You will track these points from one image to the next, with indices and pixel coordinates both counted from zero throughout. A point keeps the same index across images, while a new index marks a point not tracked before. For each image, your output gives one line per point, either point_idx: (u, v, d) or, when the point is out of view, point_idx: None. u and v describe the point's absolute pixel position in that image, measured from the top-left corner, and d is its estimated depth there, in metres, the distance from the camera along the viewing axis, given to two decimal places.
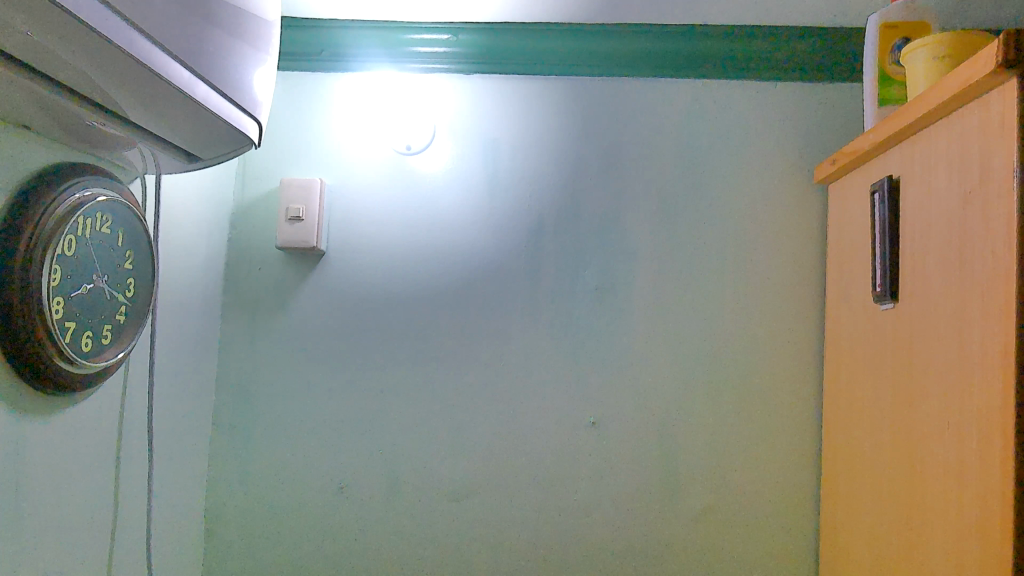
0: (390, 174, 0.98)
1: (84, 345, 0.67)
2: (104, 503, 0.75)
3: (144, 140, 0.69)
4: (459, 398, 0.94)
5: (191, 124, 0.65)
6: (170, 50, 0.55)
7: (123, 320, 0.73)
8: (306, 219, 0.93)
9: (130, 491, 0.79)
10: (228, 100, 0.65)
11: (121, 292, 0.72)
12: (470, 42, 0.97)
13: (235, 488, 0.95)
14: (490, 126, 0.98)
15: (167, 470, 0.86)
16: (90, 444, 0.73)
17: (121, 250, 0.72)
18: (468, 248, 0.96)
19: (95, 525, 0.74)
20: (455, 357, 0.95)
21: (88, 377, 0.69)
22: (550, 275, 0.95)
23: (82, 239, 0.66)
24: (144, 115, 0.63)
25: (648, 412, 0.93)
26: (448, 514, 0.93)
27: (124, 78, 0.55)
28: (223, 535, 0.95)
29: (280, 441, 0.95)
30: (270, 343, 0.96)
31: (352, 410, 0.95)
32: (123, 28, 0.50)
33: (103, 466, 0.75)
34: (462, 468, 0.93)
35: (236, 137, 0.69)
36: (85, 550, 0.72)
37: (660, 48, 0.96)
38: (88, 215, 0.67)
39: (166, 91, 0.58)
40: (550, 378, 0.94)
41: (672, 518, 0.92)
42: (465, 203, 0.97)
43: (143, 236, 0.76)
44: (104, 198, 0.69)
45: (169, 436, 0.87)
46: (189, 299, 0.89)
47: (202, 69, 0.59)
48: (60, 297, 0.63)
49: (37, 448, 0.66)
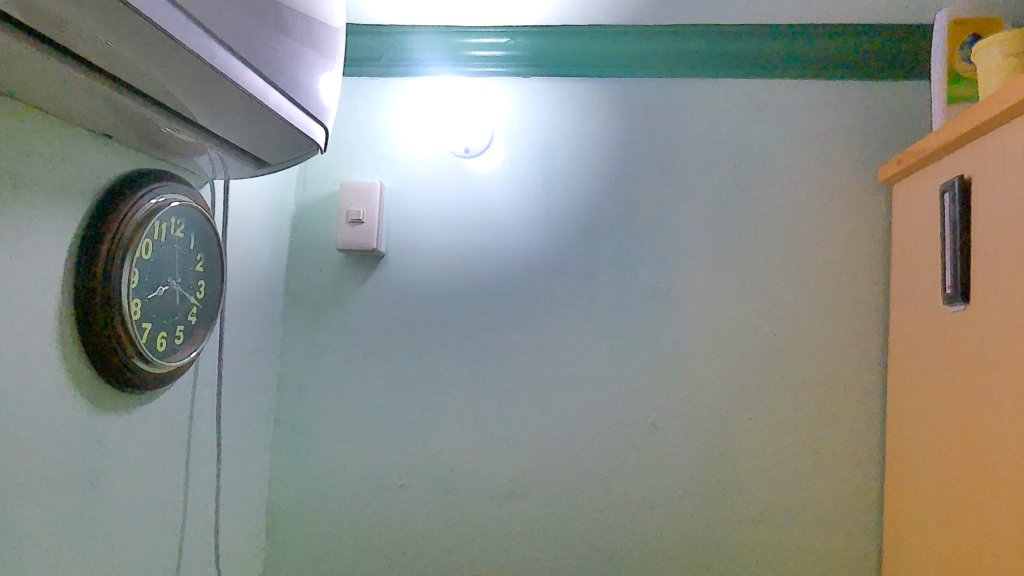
0: (446, 177, 0.99)
1: (160, 344, 0.69)
2: (175, 502, 0.78)
3: (216, 145, 0.71)
4: (515, 399, 0.95)
5: (261, 129, 0.67)
6: (246, 59, 0.57)
7: (194, 321, 0.75)
8: (366, 222, 0.95)
9: (199, 488, 0.82)
10: (297, 106, 0.66)
11: (192, 294, 0.75)
12: (526, 45, 0.98)
13: (295, 486, 0.97)
14: (544, 128, 0.99)
15: (231, 468, 0.89)
16: (163, 443, 0.75)
17: (193, 253, 0.75)
18: (527, 249, 0.97)
19: (165, 522, 0.76)
20: (511, 358, 0.96)
21: (164, 377, 0.72)
22: (605, 277, 0.96)
23: (158, 243, 0.69)
24: (218, 122, 0.65)
25: (704, 414, 0.93)
26: (503, 514, 0.94)
27: (203, 86, 0.57)
28: (284, 530, 0.97)
29: (339, 441, 0.97)
30: (330, 345, 0.98)
31: (409, 410, 0.97)
32: (205, 40, 0.52)
33: (174, 466, 0.77)
34: (517, 467, 0.94)
35: (303, 141, 0.71)
36: (158, 546, 0.75)
37: (717, 48, 0.96)
38: (164, 220, 0.69)
39: (241, 98, 0.60)
40: (607, 380, 0.94)
41: (728, 521, 0.91)
42: (521, 205, 0.98)
43: (213, 238, 0.78)
44: (179, 203, 0.72)
45: (235, 435, 0.89)
46: (252, 302, 0.92)
47: (273, 75, 0.61)
48: (139, 299, 0.66)
49: (115, 449, 0.68)
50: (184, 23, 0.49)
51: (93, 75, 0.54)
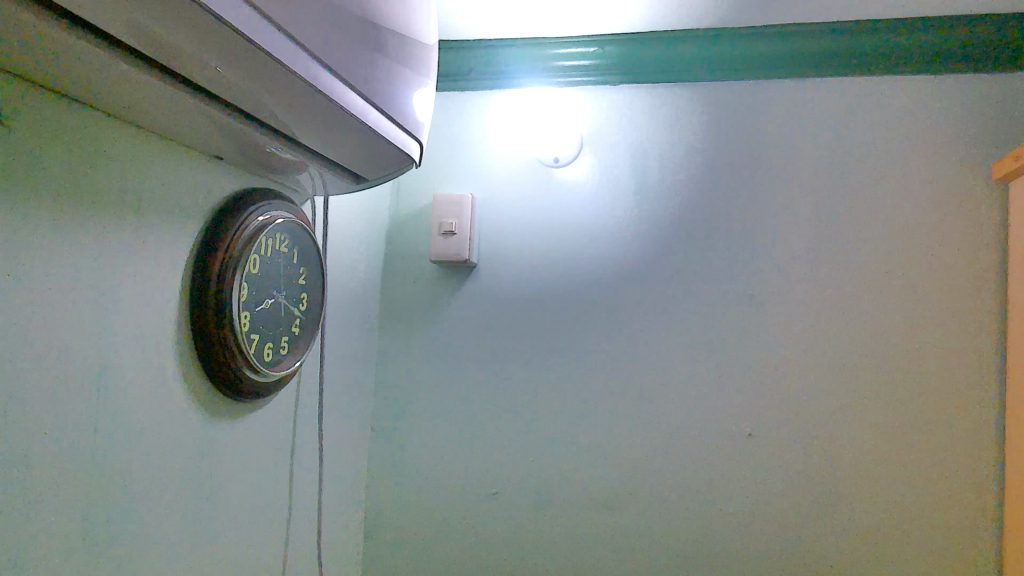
0: (536, 186, 1.00)
1: (266, 354, 0.72)
2: (279, 506, 0.81)
3: (317, 163, 0.74)
4: (607, 407, 0.95)
5: (359, 146, 0.70)
6: (348, 81, 0.59)
7: (297, 332, 0.79)
8: (458, 233, 0.96)
9: (302, 493, 0.85)
10: (393, 122, 0.68)
11: (295, 306, 0.78)
12: (615, 54, 0.99)
13: (390, 491, 1.00)
14: (634, 135, 0.98)
15: (332, 473, 0.92)
16: (269, 449, 0.79)
17: (295, 267, 0.78)
18: (618, 257, 0.97)
19: (270, 525, 0.79)
20: (602, 367, 0.95)
21: (270, 386, 0.75)
22: (698, 284, 0.94)
23: (264, 258, 0.72)
24: (319, 140, 0.68)
25: (805, 424, 0.90)
26: (597, 523, 0.93)
27: (309, 108, 0.59)
28: (381, 535, 1.00)
29: (433, 449, 0.99)
30: (424, 354, 1.01)
31: (501, 419, 0.98)
32: (314, 65, 0.54)
33: (279, 471, 0.81)
34: (610, 477, 0.94)
35: (398, 156, 0.73)
36: (265, 548, 0.78)
37: (811, 48, 0.94)
38: (270, 236, 0.73)
39: (343, 118, 0.62)
40: (702, 389, 0.93)
41: (831, 535, 0.88)
42: (611, 213, 0.97)
43: (313, 252, 0.81)
44: (283, 219, 0.75)
45: (335, 442, 0.92)
46: (350, 313, 0.95)
47: (372, 94, 0.63)
48: (247, 312, 0.69)
49: (226, 455, 0.72)
50: (299, 55, 0.51)
51: (211, 103, 0.57)
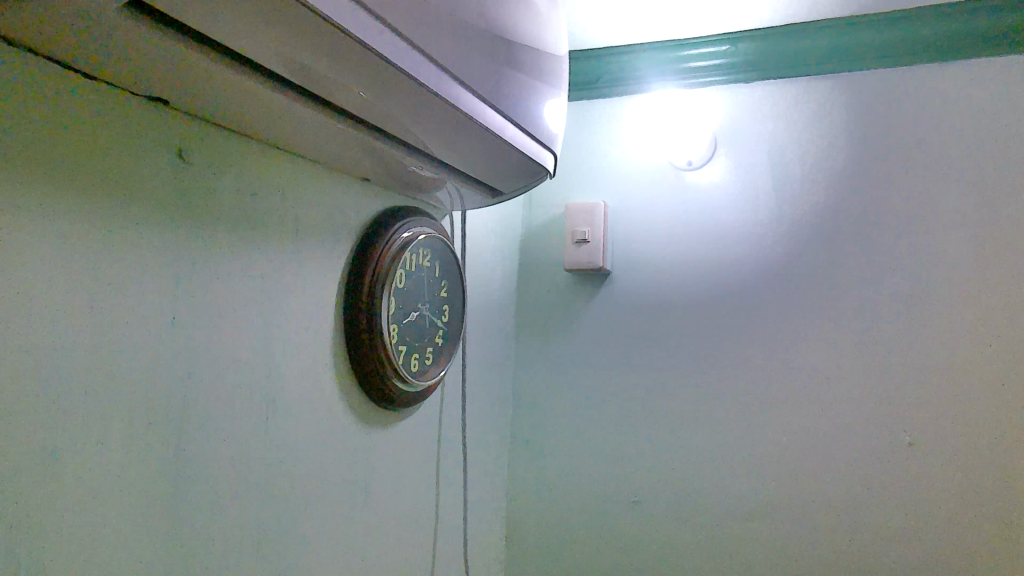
0: (669, 191, 1.00)
1: (414, 365, 0.76)
2: (428, 511, 0.84)
3: (456, 179, 0.76)
4: (748, 414, 0.93)
5: (496, 161, 0.72)
6: (486, 98, 0.61)
7: (440, 342, 0.82)
8: (592, 241, 0.98)
9: (448, 498, 0.89)
10: (528, 135, 0.70)
11: (438, 317, 0.81)
12: (748, 51, 0.97)
13: (530, 496, 1.05)
14: (772, 134, 0.96)
15: (476, 478, 0.96)
16: (418, 456, 0.82)
17: (438, 280, 0.81)
18: (759, 259, 0.94)
19: (420, 529, 0.83)
20: (742, 373, 0.94)
21: (418, 395, 0.79)
22: (845, 285, 0.90)
23: (410, 273, 0.76)
24: (458, 158, 0.70)
25: (973, 432, 0.83)
26: (740, 533, 0.92)
27: (449, 128, 0.62)
28: (522, 537, 1.05)
29: (570, 454, 1.03)
30: (559, 362, 1.05)
31: (637, 425, 0.99)
32: (453, 85, 0.56)
33: (426, 477, 0.84)
34: (754, 486, 0.92)
35: (533, 168, 0.74)
36: (416, 550, 0.82)
37: (967, 27, 0.87)
38: (414, 251, 0.76)
39: (482, 135, 0.64)
40: (852, 395, 0.88)
41: (1005, 554, 0.81)
42: (751, 214, 0.95)
43: (454, 265, 0.84)
44: (425, 235, 0.78)
45: (477, 448, 0.96)
46: (489, 323, 0.98)
47: (508, 110, 0.65)
48: (395, 324, 0.72)
49: (380, 461, 0.75)
50: (441, 79, 0.54)
51: (362, 129, 0.60)
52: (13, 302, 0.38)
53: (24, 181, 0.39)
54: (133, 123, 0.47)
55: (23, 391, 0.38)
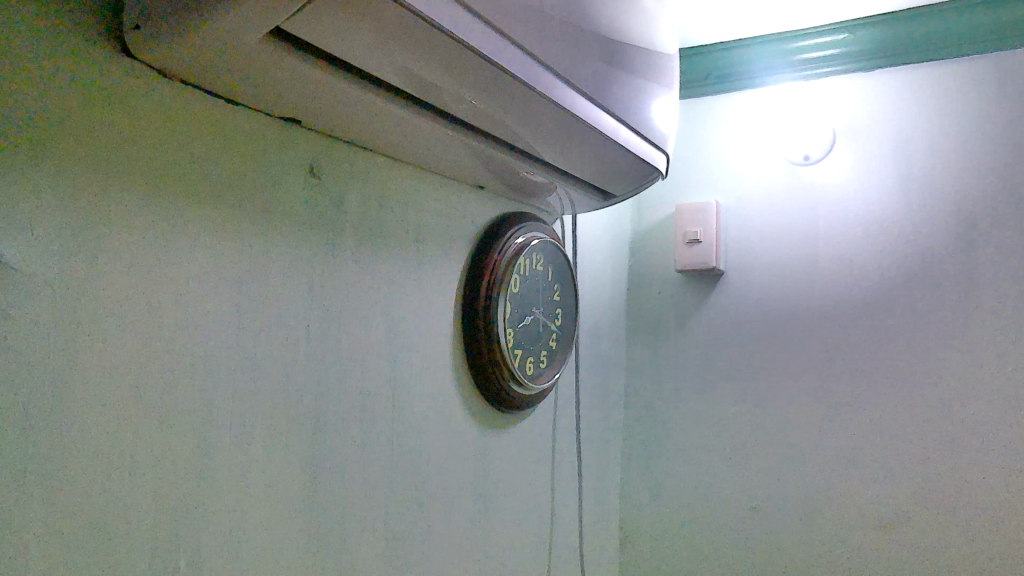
0: (787, 188, 0.98)
1: (529, 368, 0.77)
2: (545, 513, 0.85)
3: (567, 184, 0.77)
4: (875, 417, 0.89)
5: (609, 164, 0.72)
6: (598, 102, 0.61)
7: (554, 346, 0.82)
8: (705, 241, 0.99)
9: (564, 501, 0.90)
10: (640, 137, 0.70)
11: (552, 321, 0.82)
12: (868, 38, 0.93)
13: (645, 499, 1.06)
14: (898, 124, 0.91)
15: (591, 480, 0.97)
16: (534, 460, 0.83)
17: (551, 284, 0.82)
18: (886, 256, 0.90)
19: (538, 530, 0.84)
20: (867, 374, 0.90)
21: (533, 398, 0.80)
22: (981, 280, 0.84)
23: (524, 278, 0.77)
24: (570, 163, 0.71)
25: None
26: (868, 541, 0.88)
27: (563, 134, 0.63)
28: (638, 539, 1.06)
29: (685, 457, 1.03)
30: (671, 364, 1.05)
31: (753, 429, 0.98)
32: (567, 91, 0.56)
33: (543, 480, 0.85)
34: (882, 492, 0.88)
35: (646, 169, 0.74)
36: (534, 552, 0.83)
37: None
38: (528, 256, 0.77)
39: (595, 139, 0.64)
40: (993, 398, 0.83)
41: None
42: (876, 210, 0.91)
43: (566, 269, 0.85)
44: (539, 240, 0.79)
45: (591, 451, 0.97)
46: (600, 326, 0.98)
47: (621, 112, 0.65)
48: (511, 329, 0.74)
49: (498, 464, 0.77)
50: (556, 85, 0.55)
51: (478, 140, 0.61)
52: (154, 318, 0.42)
53: (159, 202, 0.43)
54: (258, 144, 0.50)
55: (165, 392, 0.43)
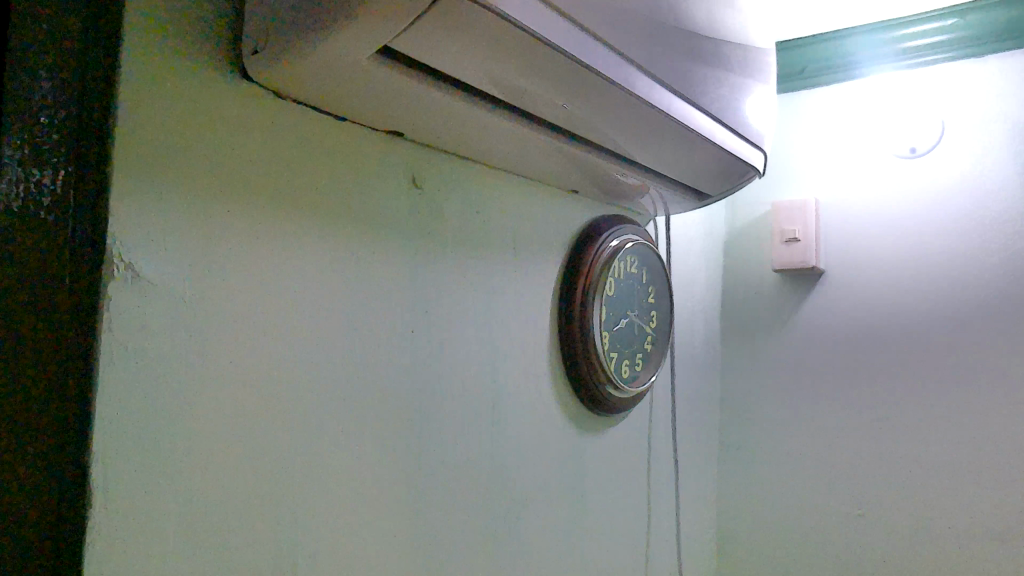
0: (892, 183, 0.94)
1: (625, 371, 0.77)
2: (641, 516, 0.85)
3: (662, 186, 0.76)
4: (991, 422, 0.85)
5: (705, 165, 0.71)
6: (696, 103, 0.61)
7: (649, 348, 0.82)
8: (803, 240, 0.97)
9: (660, 504, 0.89)
10: (737, 136, 0.69)
11: (647, 324, 0.82)
12: (980, 22, 0.87)
13: (743, 502, 1.04)
14: (1014, 112, 0.86)
15: (687, 483, 0.96)
16: (631, 462, 0.83)
17: (645, 286, 0.81)
18: (1000, 252, 0.85)
19: (635, 533, 0.84)
20: (981, 376, 0.86)
21: (629, 402, 0.79)
22: None
23: (618, 280, 0.77)
24: (665, 165, 0.70)
25: None
26: (984, 552, 0.84)
27: (660, 137, 0.62)
28: (736, 543, 1.04)
29: (784, 460, 1.01)
30: (769, 365, 1.03)
31: (858, 433, 0.94)
32: (664, 94, 0.56)
33: (639, 483, 0.84)
34: (999, 501, 0.83)
35: (742, 168, 0.73)
36: (631, 554, 0.83)
37: None
38: (622, 259, 0.77)
39: (692, 141, 0.64)
40: None
41: None
42: (988, 204, 0.87)
43: (661, 271, 0.84)
44: (633, 243, 0.79)
45: (687, 453, 0.96)
46: (695, 327, 0.97)
47: (718, 112, 0.64)
48: (607, 332, 0.74)
49: (595, 467, 0.77)
50: (654, 88, 0.55)
51: (575, 145, 0.62)
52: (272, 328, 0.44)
53: (277, 218, 0.45)
54: (366, 159, 0.52)
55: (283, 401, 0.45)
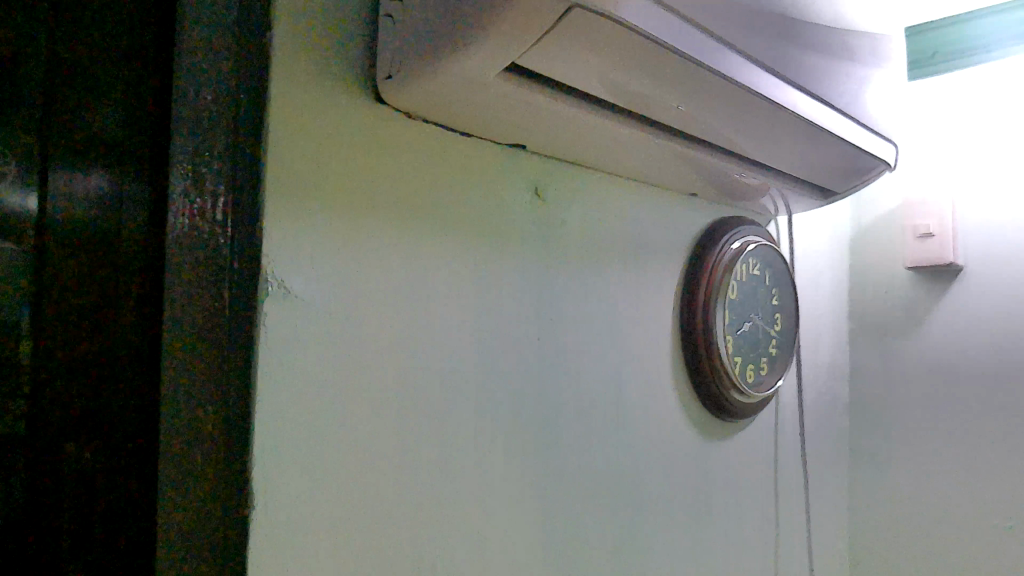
0: None
1: (750, 376, 0.75)
2: (770, 524, 0.83)
3: (785, 185, 0.74)
4: None
5: (832, 162, 0.69)
6: (825, 100, 0.59)
7: (774, 352, 0.80)
8: (937, 234, 0.92)
9: (789, 512, 0.86)
10: (866, 129, 0.66)
11: (771, 327, 0.80)
12: None
13: (877, 510, 1.00)
14: None
15: (817, 490, 0.93)
16: (758, 468, 0.81)
17: (768, 289, 0.79)
18: None
19: (764, 541, 0.82)
20: None
21: (754, 407, 0.78)
22: None
23: (741, 283, 0.75)
24: (790, 164, 0.68)
25: None
26: None
27: (785, 137, 0.61)
28: (871, 553, 1.00)
29: (922, 467, 0.96)
30: (902, 368, 0.98)
31: (1005, 439, 0.88)
32: (792, 92, 0.55)
33: (767, 490, 0.82)
34: None
35: (871, 162, 0.70)
36: (761, 563, 0.81)
37: None
38: (744, 262, 0.75)
39: (820, 138, 0.62)
40: None
41: None
42: None
43: (785, 273, 0.82)
44: (755, 245, 0.77)
45: (817, 460, 0.93)
46: (821, 329, 0.94)
47: (847, 107, 0.62)
48: (731, 337, 0.72)
49: (722, 474, 0.76)
50: (781, 87, 0.53)
51: (697, 149, 0.61)
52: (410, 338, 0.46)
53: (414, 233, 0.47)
54: (491, 171, 0.53)
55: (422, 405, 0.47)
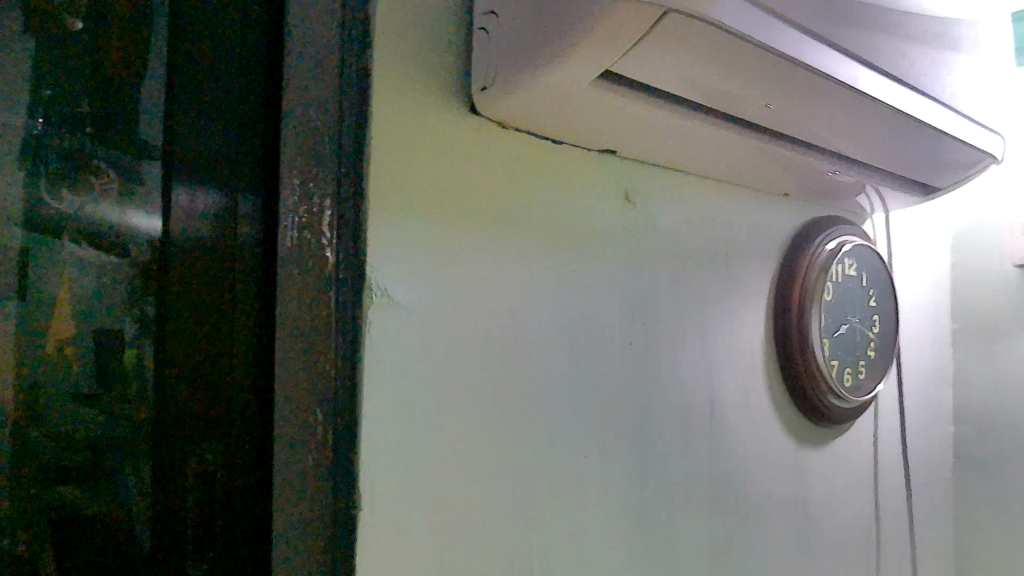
0: None
1: (847, 380, 0.73)
2: (871, 531, 0.80)
3: (882, 182, 0.72)
4: None
5: (934, 156, 0.66)
6: (927, 93, 0.56)
7: (872, 355, 0.77)
8: None
9: (892, 519, 0.83)
10: (972, 122, 0.63)
11: (869, 329, 0.77)
12: None
13: (986, 518, 0.95)
14: None
15: (921, 497, 0.89)
16: (857, 473, 0.79)
17: (865, 289, 0.77)
18: None
19: (865, 548, 0.79)
20: None
21: (852, 411, 0.75)
22: None
23: (837, 284, 0.73)
24: (889, 160, 0.66)
25: None
26: None
27: (885, 132, 0.58)
28: (980, 562, 0.96)
29: None
30: (1011, 370, 0.93)
31: None
32: (893, 87, 0.53)
33: (867, 496, 0.80)
34: None
35: (977, 156, 0.67)
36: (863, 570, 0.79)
37: None
38: (840, 262, 0.73)
39: (922, 132, 0.59)
40: None
41: None
42: None
43: (882, 272, 0.79)
44: (851, 244, 0.75)
45: (919, 465, 0.89)
46: (922, 330, 0.90)
47: (952, 100, 0.59)
48: (827, 339, 0.70)
49: (819, 479, 0.74)
50: (882, 83, 0.51)
51: (791, 148, 0.60)
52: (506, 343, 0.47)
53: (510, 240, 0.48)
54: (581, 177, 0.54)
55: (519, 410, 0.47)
